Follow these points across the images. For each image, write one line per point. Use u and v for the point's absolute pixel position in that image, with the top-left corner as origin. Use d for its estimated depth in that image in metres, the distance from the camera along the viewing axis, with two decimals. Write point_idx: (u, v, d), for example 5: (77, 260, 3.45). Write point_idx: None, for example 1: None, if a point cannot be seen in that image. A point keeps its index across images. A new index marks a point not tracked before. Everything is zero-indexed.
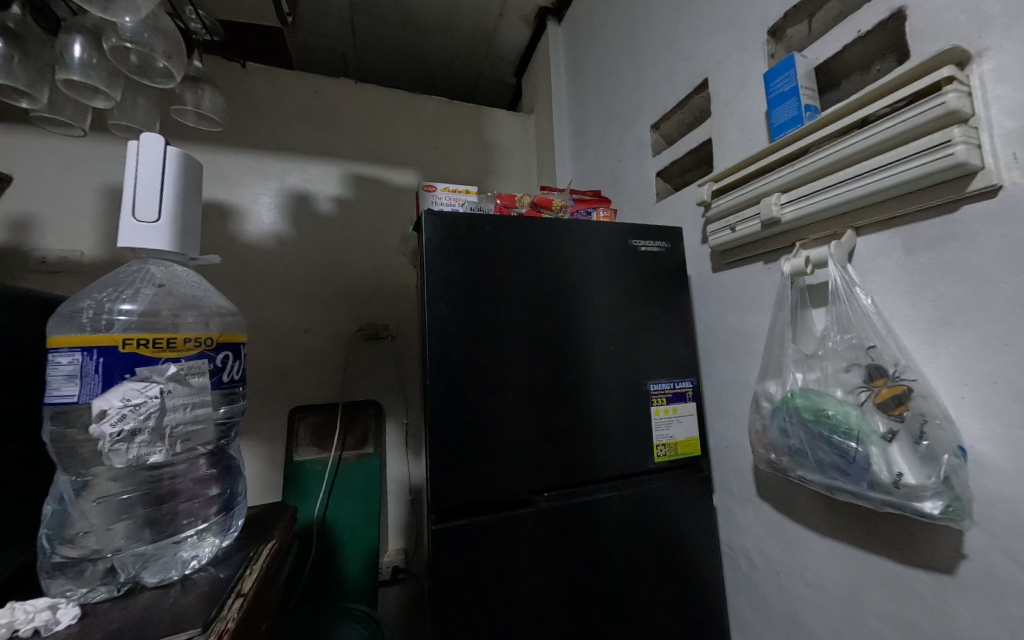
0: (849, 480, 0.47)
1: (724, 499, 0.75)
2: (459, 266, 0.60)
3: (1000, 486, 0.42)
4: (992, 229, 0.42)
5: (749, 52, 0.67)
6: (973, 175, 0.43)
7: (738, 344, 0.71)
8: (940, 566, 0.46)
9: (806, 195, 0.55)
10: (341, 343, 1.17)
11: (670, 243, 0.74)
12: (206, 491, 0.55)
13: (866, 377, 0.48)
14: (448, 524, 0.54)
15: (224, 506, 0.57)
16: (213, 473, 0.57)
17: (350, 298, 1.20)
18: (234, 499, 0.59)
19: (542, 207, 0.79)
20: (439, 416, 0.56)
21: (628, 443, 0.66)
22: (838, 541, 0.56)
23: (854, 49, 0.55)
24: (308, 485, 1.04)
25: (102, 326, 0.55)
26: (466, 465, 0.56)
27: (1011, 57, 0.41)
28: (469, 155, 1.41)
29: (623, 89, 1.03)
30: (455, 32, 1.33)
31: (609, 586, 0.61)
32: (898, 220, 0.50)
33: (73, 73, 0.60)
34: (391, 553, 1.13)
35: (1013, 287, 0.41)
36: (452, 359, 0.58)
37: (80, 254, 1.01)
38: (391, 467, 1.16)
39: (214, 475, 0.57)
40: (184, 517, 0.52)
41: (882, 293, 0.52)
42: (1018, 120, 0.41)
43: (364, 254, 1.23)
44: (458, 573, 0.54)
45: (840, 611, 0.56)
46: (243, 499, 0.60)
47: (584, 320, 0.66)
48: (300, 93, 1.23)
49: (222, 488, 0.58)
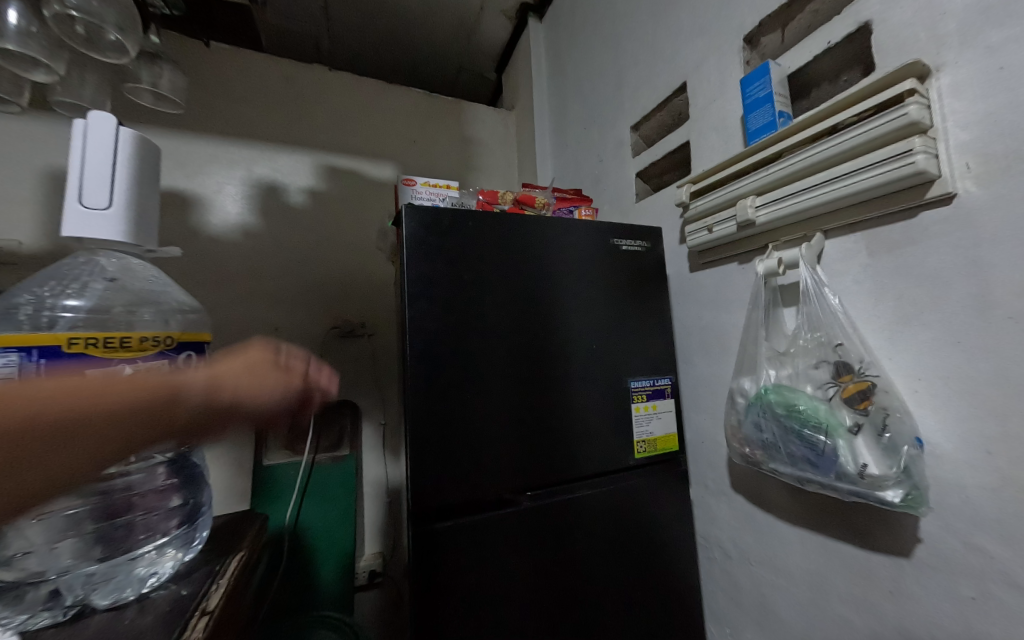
0: (819, 471, 0.49)
1: (700, 492, 0.77)
2: (441, 263, 0.59)
3: (953, 473, 0.45)
4: (948, 234, 0.45)
5: (725, 58, 0.69)
6: (931, 183, 0.46)
7: (714, 342, 0.73)
8: (899, 550, 0.49)
9: (780, 198, 0.57)
10: (314, 341, 1.12)
11: (650, 242, 0.76)
12: (166, 502, 0.54)
13: (834, 374, 0.50)
14: (427, 528, 0.53)
15: (186, 517, 0.56)
16: (173, 483, 0.56)
17: (324, 294, 1.15)
18: (197, 509, 0.57)
19: (524, 204, 0.78)
20: (420, 418, 0.54)
21: (609, 440, 0.67)
22: (807, 530, 0.59)
23: (823, 59, 0.58)
24: (279, 491, 0.99)
25: (44, 323, 0.50)
26: (445, 468, 0.55)
27: (965, 74, 0.44)
28: (448, 148, 1.38)
29: (604, 88, 1.04)
30: (434, 24, 1.30)
31: (589, 583, 0.61)
32: (863, 224, 0.53)
33: (11, 42, 0.54)
34: (368, 557, 1.09)
35: (966, 289, 0.44)
36: (431, 360, 0.56)
37: (17, 244, 0.92)
38: (368, 469, 1.13)
39: (174, 485, 0.55)
40: (141, 532, 0.50)
41: (849, 294, 0.54)
42: (971, 132, 0.44)
43: (339, 248, 1.19)
44: (438, 578, 0.52)
45: (808, 594, 0.59)
46: (206, 510, 0.59)
47: (564, 318, 0.66)
48: (269, 79, 1.18)
49: (184, 498, 0.56)
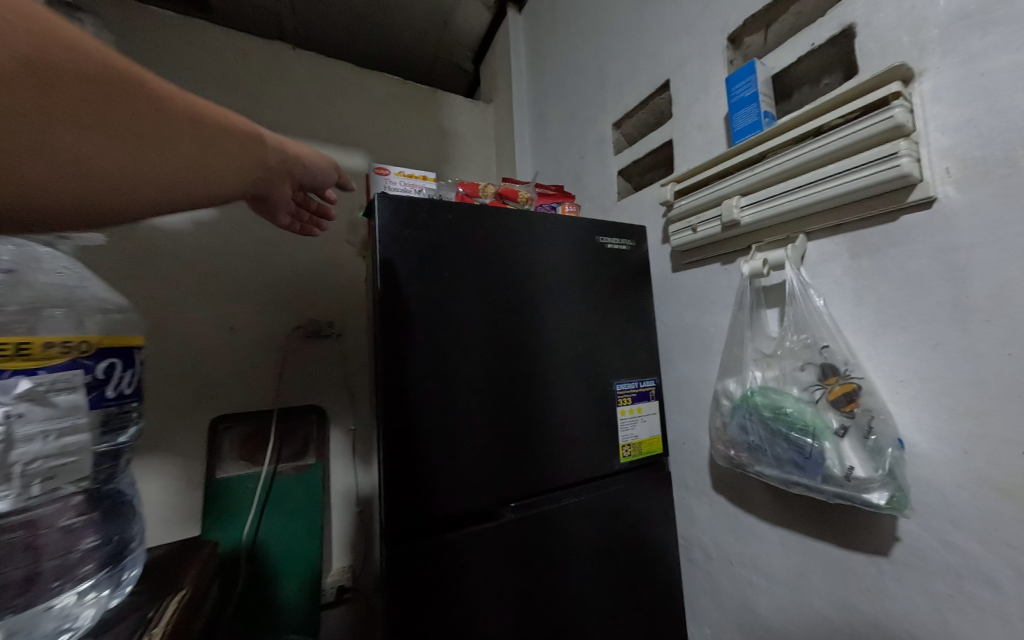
0: (805, 474, 0.49)
1: (682, 494, 0.77)
2: (419, 257, 0.55)
3: (932, 473, 0.46)
4: (927, 238, 0.46)
5: (709, 57, 0.69)
6: (914, 187, 0.46)
7: (697, 343, 0.73)
8: (878, 549, 0.50)
9: (766, 198, 0.57)
10: (276, 340, 1.04)
11: (634, 241, 0.75)
12: (83, 543, 0.45)
13: (820, 376, 0.50)
14: (403, 547, 0.49)
15: (111, 557, 0.49)
16: (94, 518, 0.47)
17: (288, 290, 1.07)
18: (123, 547, 0.51)
19: (506, 199, 0.75)
20: (395, 426, 0.50)
21: (593, 444, 0.65)
22: (788, 530, 0.60)
23: (807, 61, 0.58)
24: (234, 505, 0.92)
25: None
26: (422, 481, 0.51)
27: (946, 79, 0.44)
28: (423, 139, 1.33)
29: (585, 84, 1.02)
30: (408, 10, 1.25)
31: (573, 594, 0.59)
32: (845, 226, 0.53)
33: None
34: (335, 572, 1.03)
35: (945, 292, 0.45)
36: (408, 363, 0.52)
37: None
38: (336, 478, 1.06)
39: (94, 520, 0.47)
40: (54, 581, 0.42)
41: (832, 295, 0.55)
42: (952, 137, 0.44)
43: (305, 241, 1.11)
44: (415, 601, 0.48)
45: (788, 594, 0.59)
46: (134, 546, 0.52)
47: (548, 318, 0.64)
48: (226, 57, 1.09)
49: (110, 535, 0.49)
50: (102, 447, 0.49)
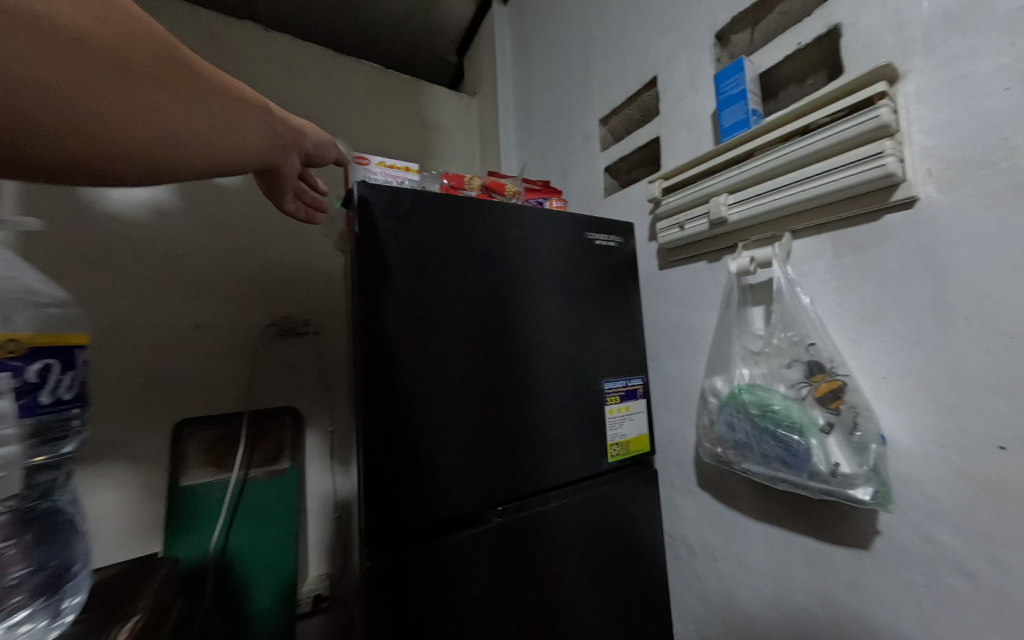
0: (792, 471, 0.49)
1: (667, 492, 0.77)
2: (402, 251, 0.52)
3: (912, 468, 0.47)
4: (909, 237, 0.47)
5: (697, 53, 0.69)
6: (897, 186, 0.47)
7: (683, 341, 0.73)
8: (859, 543, 0.51)
9: (753, 196, 0.57)
10: (247, 338, 0.99)
11: (622, 238, 0.74)
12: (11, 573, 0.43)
13: (806, 373, 0.51)
14: (384, 558, 0.46)
15: (46, 586, 0.46)
16: (25, 544, 0.45)
17: (260, 286, 1.02)
18: (58, 575, 0.48)
19: (493, 192, 0.73)
20: (376, 429, 0.47)
21: (581, 444, 0.64)
22: (771, 525, 0.60)
23: (793, 59, 0.58)
24: (200, 513, 0.88)
25: None
26: (405, 487, 0.49)
27: (929, 80, 0.45)
28: (405, 131, 1.29)
29: (571, 79, 1.01)
30: None
31: (560, 598, 0.58)
32: (830, 225, 0.54)
33: None
34: (312, 580, 0.99)
35: (925, 291, 0.46)
36: (389, 363, 0.49)
37: None
38: (312, 483, 1.02)
39: (25, 547, 0.45)
40: None
41: (816, 294, 0.55)
42: (934, 138, 0.45)
43: (278, 234, 1.06)
44: (397, 615, 0.46)
45: (771, 589, 0.60)
46: (72, 572, 0.50)
47: (535, 316, 0.62)
48: (190, 35, 1.02)
49: (42, 563, 0.47)
50: (35, 461, 0.49)
